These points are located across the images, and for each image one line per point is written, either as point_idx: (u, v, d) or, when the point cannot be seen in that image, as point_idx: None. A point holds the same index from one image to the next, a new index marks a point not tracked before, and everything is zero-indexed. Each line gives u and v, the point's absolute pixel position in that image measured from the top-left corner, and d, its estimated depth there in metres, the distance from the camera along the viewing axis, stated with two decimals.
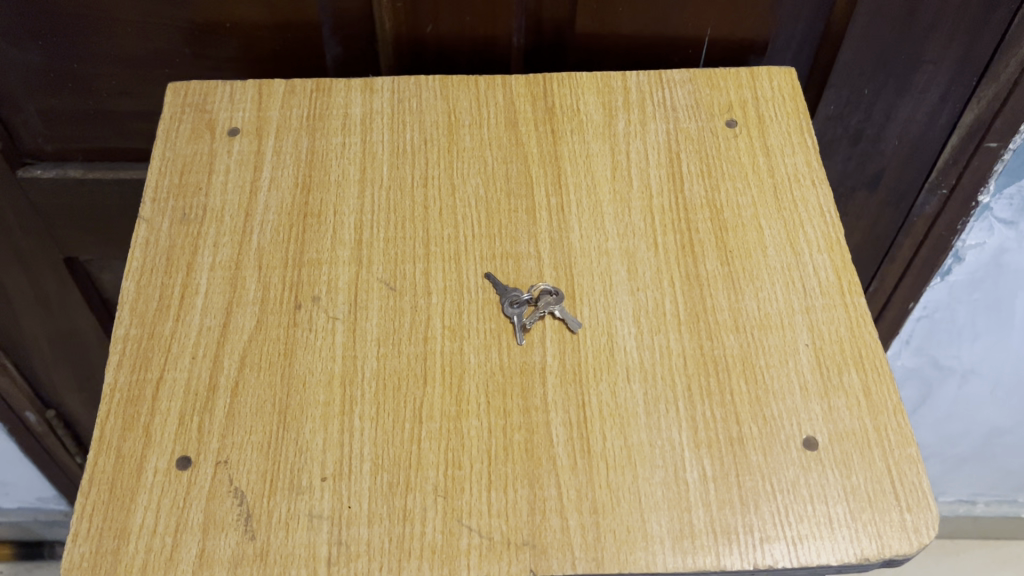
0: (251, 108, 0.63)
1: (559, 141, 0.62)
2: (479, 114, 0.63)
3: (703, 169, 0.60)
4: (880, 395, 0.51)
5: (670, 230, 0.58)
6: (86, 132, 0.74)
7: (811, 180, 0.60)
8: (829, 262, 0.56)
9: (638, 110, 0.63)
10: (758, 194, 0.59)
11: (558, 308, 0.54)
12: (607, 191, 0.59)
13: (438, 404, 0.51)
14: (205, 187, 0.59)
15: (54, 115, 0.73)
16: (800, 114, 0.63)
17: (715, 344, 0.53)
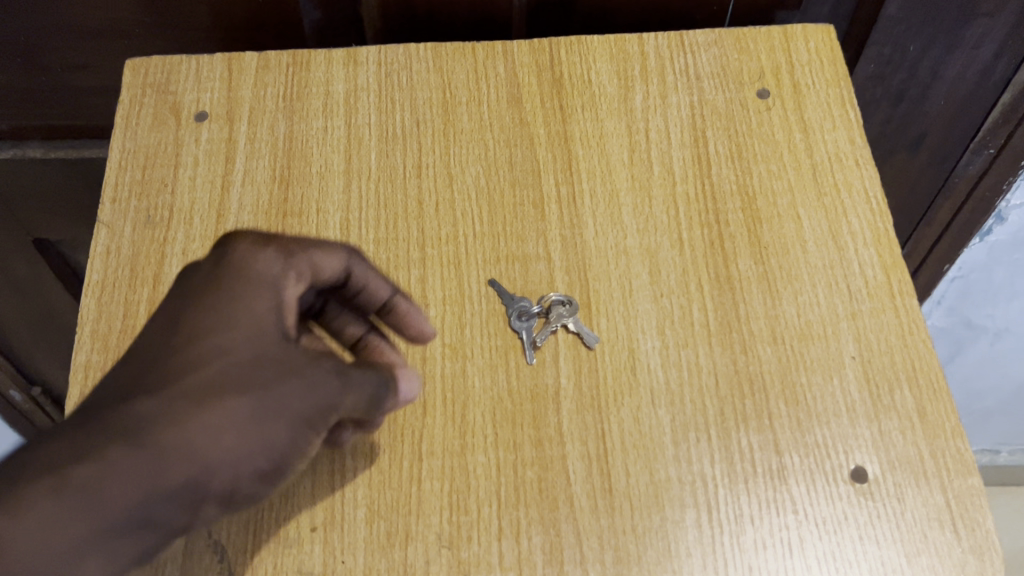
0: (220, 87, 0.56)
1: (569, 120, 0.55)
2: (477, 89, 0.56)
3: (732, 149, 0.54)
4: (937, 413, 0.46)
5: (697, 223, 0.51)
6: (47, 110, 0.67)
7: (855, 160, 0.53)
8: (877, 258, 0.50)
9: (658, 80, 0.56)
10: (795, 177, 0.53)
11: (574, 320, 0.48)
12: (625, 178, 0.53)
13: (440, 437, 0.45)
14: (171, 183, 0.53)
15: (5, 92, 0.66)
16: (841, 81, 0.56)
17: (750, 359, 0.47)
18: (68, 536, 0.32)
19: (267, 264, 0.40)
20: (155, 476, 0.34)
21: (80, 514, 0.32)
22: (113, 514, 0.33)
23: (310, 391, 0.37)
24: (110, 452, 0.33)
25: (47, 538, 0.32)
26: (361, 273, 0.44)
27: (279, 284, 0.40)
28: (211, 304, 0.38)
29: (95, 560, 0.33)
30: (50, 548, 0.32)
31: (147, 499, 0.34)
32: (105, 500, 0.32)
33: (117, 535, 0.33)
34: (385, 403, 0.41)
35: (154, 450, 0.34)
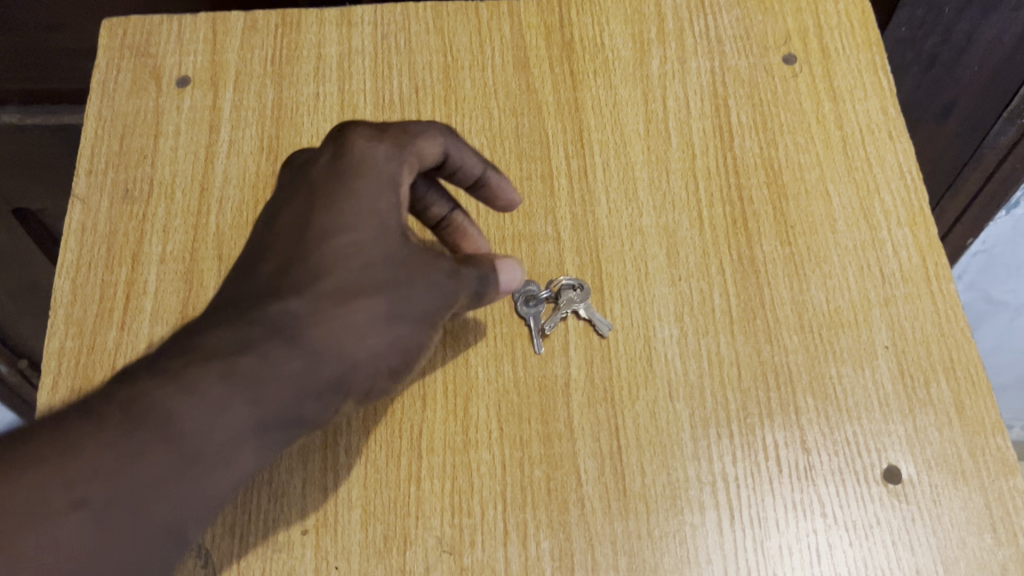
0: (204, 50, 0.52)
1: (580, 87, 0.51)
2: (481, 52, 0.52)
3: (756, 119, 0.50)
4: (976, 408, 0.42)
5: (718, 200, 0.47)
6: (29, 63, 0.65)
7: (888, 132, 0.49)
8: (912, 239, 0.46)
9: (676, 44, 0.52)
10: (823, 149, 0.49)
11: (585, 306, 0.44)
12: (640, 150, 0.49)
13: (441, 432, 0.42)
14: (151, 154, 0.49)
15: None
16: (873, 46, 0.52)
17: (775, 348, 0.44)
18: (234, 420, 0.33)
19: (383, 156, 0.39)
20: (307, 368, 0.35)
21: (244, 401, 0.33)
22: (271, 405, 0.34)
23: (436, 290, 0.38)
24: (273, 344, 0.34)
25: (214, 421, 0.33)
26: (456, 154, 0.42)
27: (396, 177, 0.39)
28: (334, 198, 0.37)
29: (253, 448, 0.34)
30: (217, 432, 0.33)
31: (300, 391, 0.34)
32: (264, 392, 0.34)
33: (271, 427, 0.34)
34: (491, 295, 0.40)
35: (308, 344, 0.35)
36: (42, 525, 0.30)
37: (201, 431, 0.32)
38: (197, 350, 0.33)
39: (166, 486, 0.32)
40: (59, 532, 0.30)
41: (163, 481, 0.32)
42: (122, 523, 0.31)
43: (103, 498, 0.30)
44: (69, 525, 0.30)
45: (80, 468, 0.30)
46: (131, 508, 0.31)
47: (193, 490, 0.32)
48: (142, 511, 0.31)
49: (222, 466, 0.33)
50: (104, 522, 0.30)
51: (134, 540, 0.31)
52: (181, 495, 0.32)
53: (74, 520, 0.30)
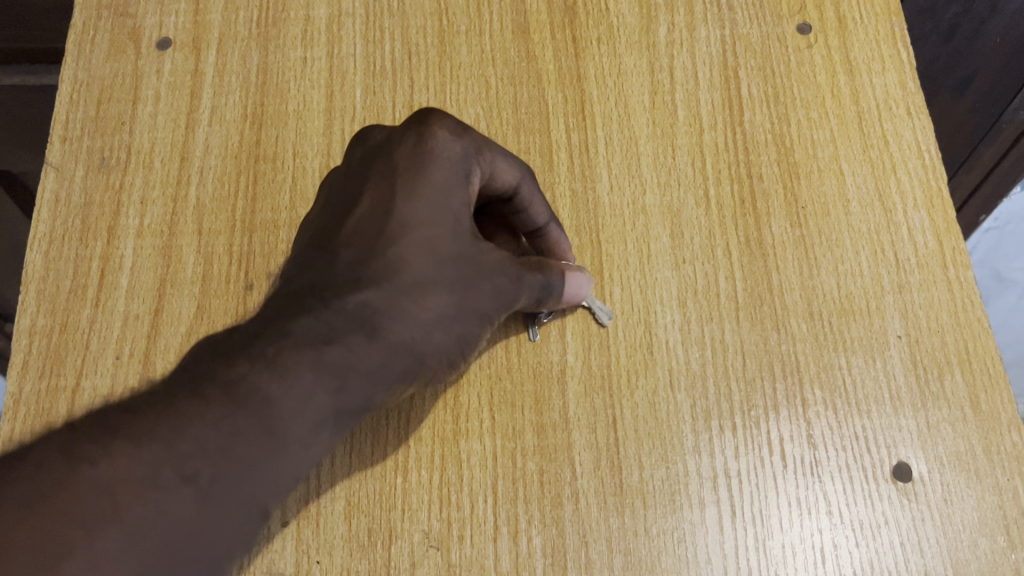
0: (186, 10, 0.49)
1: (582, 55, 0.48)
2: (478, 16, 0.49)
3: (768, 92, 0.47)
4: (992, 403, 0.40)
5: (726, 178, 0.45)
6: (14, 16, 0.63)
7: (907, 108, 0.47)
8: (929, 223, 0.44)
9: (684, 10, 0.49)
10: (838, 126, 0.46)
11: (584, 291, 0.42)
12: (645, 123, 0.46)
13: (430, 420, 0.40)
14: (129, 120, 0.46)
15: None
16: (893, 16, 0.49)
17: (782, 336, 0.41)
18: (318, 409, 0.32)
19: (458, 160, 0.37)
20: (387, 361, 0.34)
21: (334, 389, 0.32)
22: (352, 394, 0.33)
23: (499, 295, 0.37)
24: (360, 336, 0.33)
25: (308, 407, 0.31)
26: (527, 194, 0.40)
27: (468, 182, 0.37)
28: (409, 195, 0.36)
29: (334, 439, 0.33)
30: (309, 419, 0.31)
31: (373, 380, 0.33)
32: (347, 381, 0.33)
33: (348, 417, 0.33)
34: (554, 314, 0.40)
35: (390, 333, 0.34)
36: (151, 497, 0.27)
37: (296, 413, 0.31)
38: (282, 339, 0.32)
39: (262, 469, 0.30)
40: (166, 505, 0.27)
41: (261, 464, 0.30)
42: (222, 501, 0.29)
43: (209, 475, 0.28)
44: (180, 502, 0.28)
45: (184, 442, 0.28)
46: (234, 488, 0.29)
47: (286, 478, 0.31)
48: (240, 492, 0.29)
49: (307, 453, 0.31)
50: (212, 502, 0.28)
51: (231, 524, 0.29)
52: (276, 479, 0.30)
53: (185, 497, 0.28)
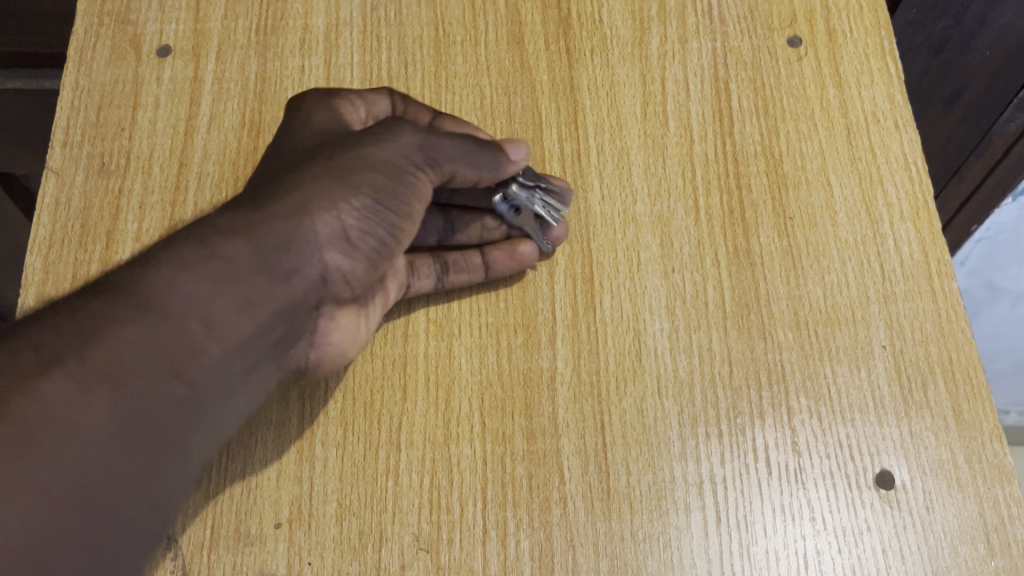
0: (187, 18, 0.50)
1: (576, 66, 0.49)
2: (474, 27, 0.50)
3: (758, 104, 0.48)
4: (974, 413, 0.41)
5: (716, 188, 0.46)
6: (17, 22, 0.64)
7: (895, 121, 0.47)
8: (915, 234, 0.44)
9: (677, 23, 0.50)
10: (826, 138, 0.47)
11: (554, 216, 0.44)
12: (636, 134, 0.47)
13: (421, 425, 0.41)
14: (129, 126, 0.47)
15: None
16: (882, 29, 0.50)
17: (768, 345, 0.42)
18: (195, 286, 0.34)
19: (316, 100, 0.43)
20: (279, 245, 0.36)
21: (218, 273, 0.34)
22: (236, 264, 0.35)
23: (388, 153, 0.39)
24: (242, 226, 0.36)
25: (196, 286, 0.34)
26: (414, 113, 0.44)
27: (333, 109, 0.42)
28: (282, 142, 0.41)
29: (238, 317, 0.35)
30: (200, 296, 0.34)
31: (263, 249, 0.36)
32: (237, 264, 0.35)
33: (243, 287, 0.35)
34: (496, 164, 0.42)
35: (282, 215, 0.36)
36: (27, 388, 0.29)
37: (179, 296, 0.33)
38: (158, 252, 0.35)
39: (155, 345, 0.32)
40: (43, 390, 0.29)
41: (150, 342, 0.32)
42: (106, 374, 0.31)
43: (80, 360, 0.30)
44: (56, 387, 0.30)
45: (50, 341, 0.31)
46: (125, 368, 0.31)
47: (181, 352, 0.33)
48: (126, 366, 0.31)
49: (200, 320, 0.34)
50: (96, 382, 0.30)
51: (126, 394, 0.31)
52: (167, 356, 0.32)
53: (59, 382, 0.30)
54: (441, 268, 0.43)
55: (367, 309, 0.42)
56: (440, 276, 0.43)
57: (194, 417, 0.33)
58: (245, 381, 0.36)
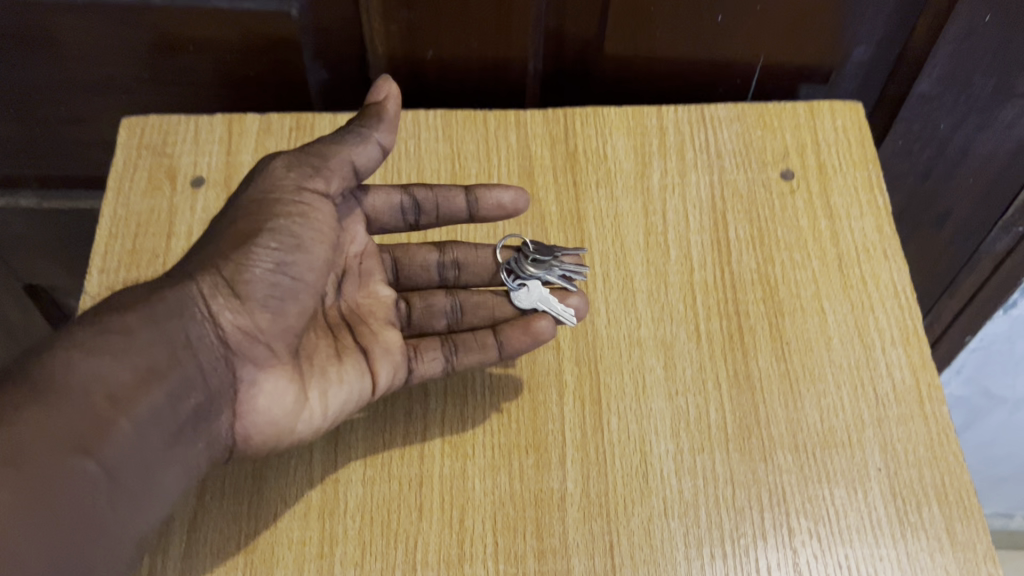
0: (219, 151, 0.54)
1: (582, 198, 0.53)
2: (488, 161, 0.54)
3: (754, 235, 0.51)
4: (967, 533, 0.42)
5: (716, 314, 0.48)
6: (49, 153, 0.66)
7: (883, 251, 0.50)
8: (906, 360, 0.47)
9: (677, 157, 0.54)
10: (819, 267, 0.50)
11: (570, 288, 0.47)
12: (639, 262, 0.50)
13: (436, 545, 0.42)
14: (164, 254, 0.50)
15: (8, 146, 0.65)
16: (869, 164, 0.53)
17: (769, 468, 0.44)
18: (96, 369, 0.36)
19: None
20: (172, 315, 0.39)
21: (116, 350, 0.37)
22: (139, 340, 0.38)
23: (257, 190, 0.42)
24: (139, 303, 0.39)
25: (98, 364, 0.36)
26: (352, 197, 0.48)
27: None
28: None
29: (143, 387, 0.37)
30: (103, 374, 0.36)
31: (160, 325, 0.39)
32: (134, 338, 0.38)
33: (146, 361, 0.38)
34: (368, 128, 0.43)
35: (176, 287, 0.40)
36: None
37: (79, 378, 0.36)
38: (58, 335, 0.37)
39: (58, 426, 0.34)
40: None
41: (51, 428, 0.34)
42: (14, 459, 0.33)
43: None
44: None
45: None
46: (26, 457, 0.33)
47: (89, 432, 0.35)
48: (31, 450, 0.33)
49: (103, 398, 0.36)
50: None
51: (32, 475, 0.33)
52: (73, 436, 0.35)
53: None
54: (448, 350, 0.46)
55: (320, 387, 0.44)
56: (447, 356, 0.46)
57: (108, 493, 0.36)
58: (168, 455, 0.38)
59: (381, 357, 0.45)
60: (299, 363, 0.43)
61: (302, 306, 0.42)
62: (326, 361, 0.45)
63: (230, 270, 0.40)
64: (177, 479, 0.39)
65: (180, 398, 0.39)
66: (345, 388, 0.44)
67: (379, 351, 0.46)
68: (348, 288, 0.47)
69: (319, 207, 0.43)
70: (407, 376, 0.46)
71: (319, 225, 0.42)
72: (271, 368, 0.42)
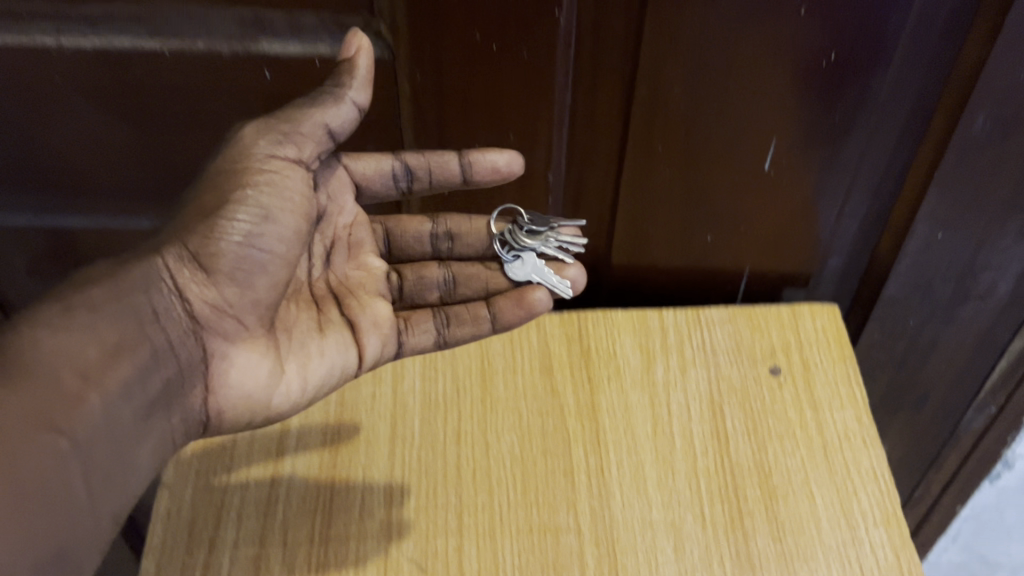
0: None
1: (596, 391, 0.60)
2: (512, 359, 0.62)
3: (748, 425, 0.58)
4: None
5: (718, 498, 0.55)
6: None
7: (862, 439, 0.57)
8: (888, 540, 0.53)
9: (678, 354, 0.62)
10: (807, 454, 0.57)
11: (563, 258, 0.56)
12: (648, 449, 0.57)
13: None
14: (232, 447, 0.58)
15: None
16: (847, 360, 0.61)
17: None
18: (65, 347, 0.42)
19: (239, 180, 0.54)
20: (139, 286, 0.46)
21: (86, 329, 0.44)
22: (105, 318, 0.44)
23: (227, 163, 0.48)
24: (108, 277, 0.46)
25: (66, 341, 0.43)
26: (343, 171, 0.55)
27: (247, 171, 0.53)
28: None
29: (112, 361, 0.44)
30: (72, 353, 0.43)
31: (124, 301, 0.46)
32: (101, 314, 0.44)
33: (109, 335, 0.44)
34: (336, 89, 0.48)
35: (141, 262, 0.47)
36: None
37: (53, 356, 0.42)
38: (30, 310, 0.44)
39: (34, 402, 0.40)
40: None
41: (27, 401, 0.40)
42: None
43: None
44: None
45: None
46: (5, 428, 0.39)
47: (59, 408, 0.41)
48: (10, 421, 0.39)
49: (71, 378, 0.42)
50: None
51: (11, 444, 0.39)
52: (45, 410, 0.40)
53: None
54: (438, 324, 0.55)
55: (299, 362, 0.52)
56: (438, 330, 0.55)
57: (80, 464, 0.41)
58: (137, 430, 0.45)
59: (367, 330, 0.54)
60: (274, 335, 0.52)
61: (267, 279, 0.50)
62: (306, 334, 0.53)
63: (195, 243, 0.47)
64: (149, 449, 0.46)
65: (148, 376, 0.46)
66: (326, 362, 0.53)
67: (369, 325, 0.55)
68: (337, 261, 0.56)
69: (286, 172, 0.49)
70: (397, 347, 0.55)
71: (284, 193, 0.49)
72: (244, 341, 0.50)
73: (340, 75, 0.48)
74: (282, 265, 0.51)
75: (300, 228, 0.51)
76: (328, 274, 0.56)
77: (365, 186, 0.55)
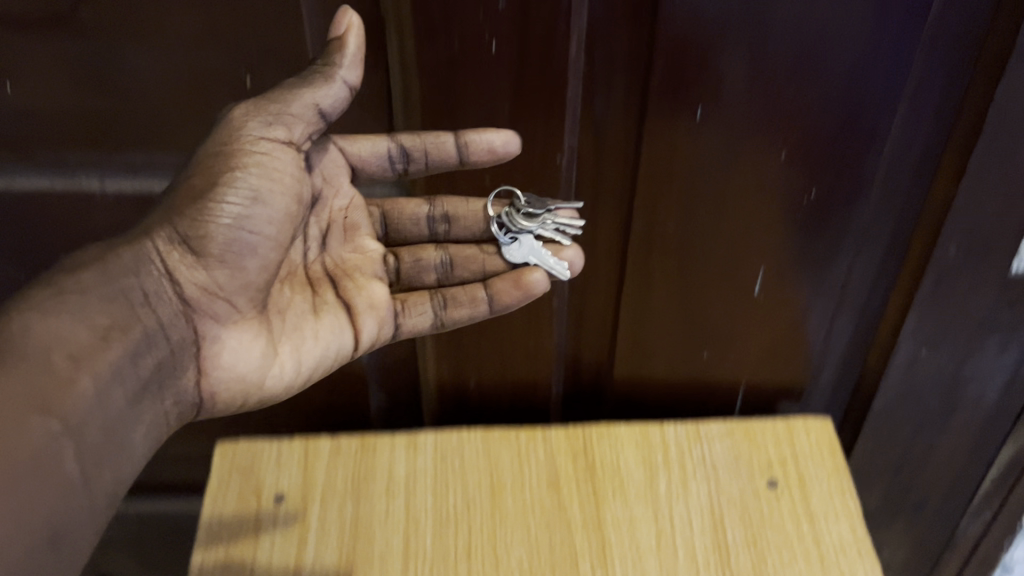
0: (297, 472, 0.65)
1: (601, 504, 0.63)
2: (520, 473, 0.65)
3: (748, 537, 0.60)
4: None
5: None
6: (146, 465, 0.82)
7: (858, 550, 0.59)
8: None
9: (679, 467, 0.65)
10: (805, 565, 0.59)
11: (561, 240, 0.55)
12: (653, 562, 0.59)
13: None
14: (251, 561, 0.60)
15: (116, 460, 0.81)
16: (841, 471, 0.64)
17: None
18: (54, 323, 0.42)
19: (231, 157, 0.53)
20: (129, 269, 0.46)
21: (73, 313, 0.43)
22: (93, 299, 0.44)
23: (215, 147, 0.47)
24: (95, 264, 0.46)
25: (55, 324, 0.42)
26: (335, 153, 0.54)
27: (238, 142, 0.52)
28: None
29: (103, 344, 0.44)
30: (63, 334, 0.42)
31: (114, 285, 0.45)
32: (90, 297, 0.44)
33: (96, 315, 0.44)
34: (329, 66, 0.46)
35: (130, 246, 0.46)
36: None
37: (44, 334, 0.42)
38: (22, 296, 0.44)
39: (25, 385, 0.40)
40: None
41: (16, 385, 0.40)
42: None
43: None
44: None
45: None
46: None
47: (51, 390, 0.41)
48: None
49: (63, 358, 0.42)
50: None
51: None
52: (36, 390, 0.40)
53: None
54: (437, 305, 0.56)
55: (294, 343, 0.52)
56: (438, 311, 0.56)
57: (73, 449, 0.41)
58: (130, 415, 0.45)
59: (363, 311, 0.55)
60: (267, 317, 0.51)
61: (258, 261, 0.49)
62: (302, 316, 0.53)
63: (184, 225, 0.47)
64: (143, 434, 0.45)
65: (140, 356, 0.45)
66: (320, 344, 0.53)
67: (366, 307, 0.55)
68: (333, 243, 0.56)
69: (276, 152, 0.48)
70: (394, 328, 0.56)
71: (275, 174, 0.48)
72: (237, 322, 0.50)
73: (330, 53, 0.46)
74: (273, 246, 0.50)
75: (291, 210, 0.50)
76: (323, 257, 0.56)
77: (361, 167, 0.54)
